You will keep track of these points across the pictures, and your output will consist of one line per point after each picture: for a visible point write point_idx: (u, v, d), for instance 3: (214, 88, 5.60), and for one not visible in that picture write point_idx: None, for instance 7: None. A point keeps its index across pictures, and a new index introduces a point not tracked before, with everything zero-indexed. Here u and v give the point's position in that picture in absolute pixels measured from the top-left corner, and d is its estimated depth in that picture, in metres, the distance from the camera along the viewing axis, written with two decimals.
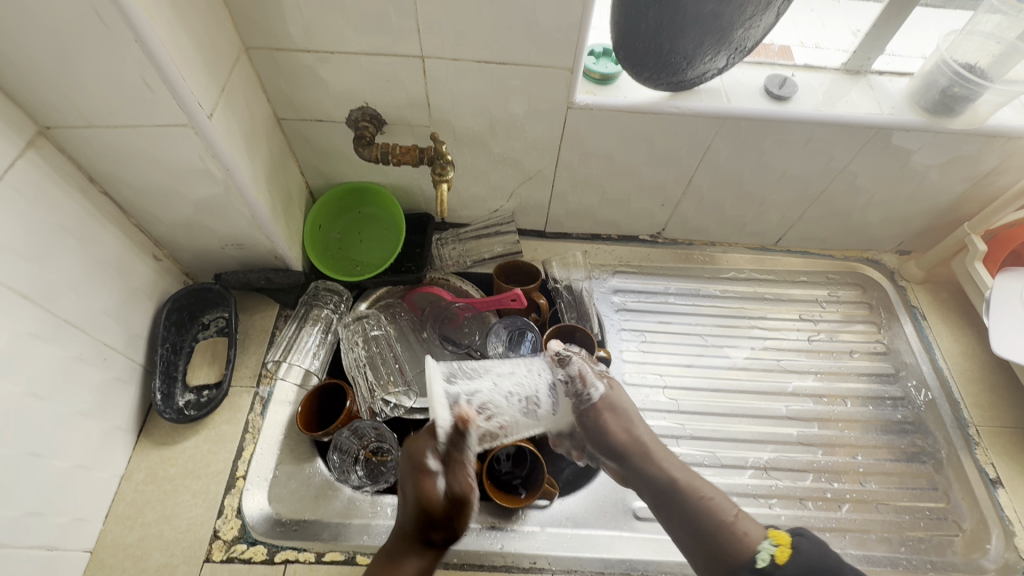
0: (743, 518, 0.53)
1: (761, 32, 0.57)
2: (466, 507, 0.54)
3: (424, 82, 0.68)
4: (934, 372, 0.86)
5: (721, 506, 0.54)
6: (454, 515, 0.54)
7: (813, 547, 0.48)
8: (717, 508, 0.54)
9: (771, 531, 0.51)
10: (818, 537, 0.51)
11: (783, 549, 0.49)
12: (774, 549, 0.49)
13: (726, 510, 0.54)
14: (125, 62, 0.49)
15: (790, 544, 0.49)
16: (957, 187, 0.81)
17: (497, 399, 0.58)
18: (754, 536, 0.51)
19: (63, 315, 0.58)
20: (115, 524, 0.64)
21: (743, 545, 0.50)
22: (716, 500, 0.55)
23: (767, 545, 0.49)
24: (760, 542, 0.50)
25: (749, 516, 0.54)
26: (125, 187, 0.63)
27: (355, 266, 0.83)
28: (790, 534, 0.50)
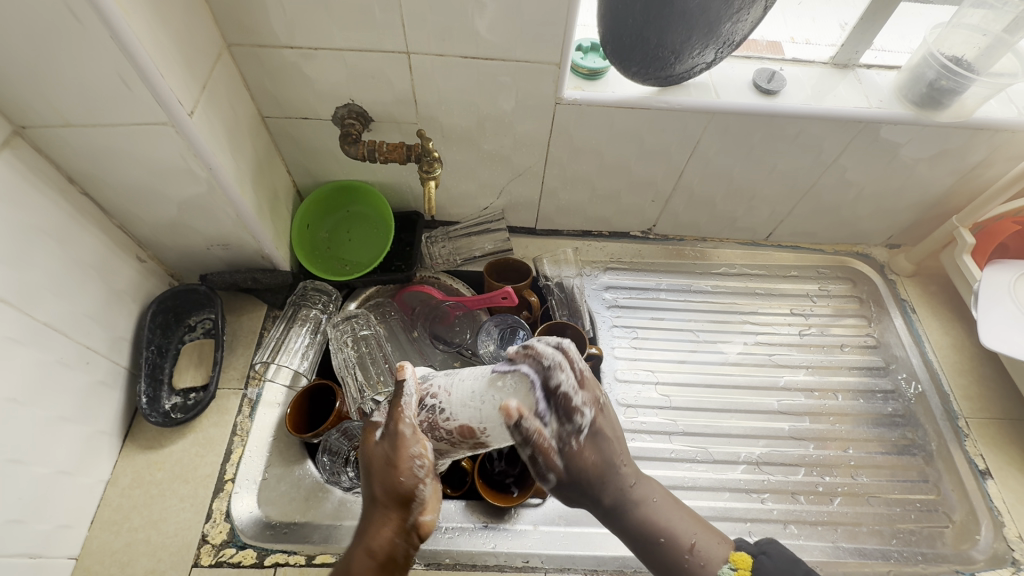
0: (700, 545, 0.53)
1: (749, 26, 0.56)
2: (408, 444, 0.50)
3: (410, 79, 0.67)
4: (923, 364, 0.86)
5: (680, 536, 0.54)
6: (397, 454, 0.49)
7: (774, 569, 0.50)
8: (677, 542, 0.53)
9: (734, 553, 0.53)
10: (785, 550, 0.52)
11: (743, 572, 0.51)
12: (734, 572, 0.52)
13: (685, 539, 0.54)
14: (99, 59, 0.47)
15: (750, 566, 0.52)
16: (945, 180, 0.81)
17: (450, 381, 0.51)
18: (713, 565, 0.52)
19: (43, 319, 0.57)
20: (102, 530, 0.63)
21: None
22: (676, 529, 0.54)
23: (727, 570, 0.52)
24: (721, 565, 0.52)
25: (704, 537, 0.54)
26: (105, 187, 0.62)
27: (344, 265, 0.82)
28: (753, 555, 0.52)
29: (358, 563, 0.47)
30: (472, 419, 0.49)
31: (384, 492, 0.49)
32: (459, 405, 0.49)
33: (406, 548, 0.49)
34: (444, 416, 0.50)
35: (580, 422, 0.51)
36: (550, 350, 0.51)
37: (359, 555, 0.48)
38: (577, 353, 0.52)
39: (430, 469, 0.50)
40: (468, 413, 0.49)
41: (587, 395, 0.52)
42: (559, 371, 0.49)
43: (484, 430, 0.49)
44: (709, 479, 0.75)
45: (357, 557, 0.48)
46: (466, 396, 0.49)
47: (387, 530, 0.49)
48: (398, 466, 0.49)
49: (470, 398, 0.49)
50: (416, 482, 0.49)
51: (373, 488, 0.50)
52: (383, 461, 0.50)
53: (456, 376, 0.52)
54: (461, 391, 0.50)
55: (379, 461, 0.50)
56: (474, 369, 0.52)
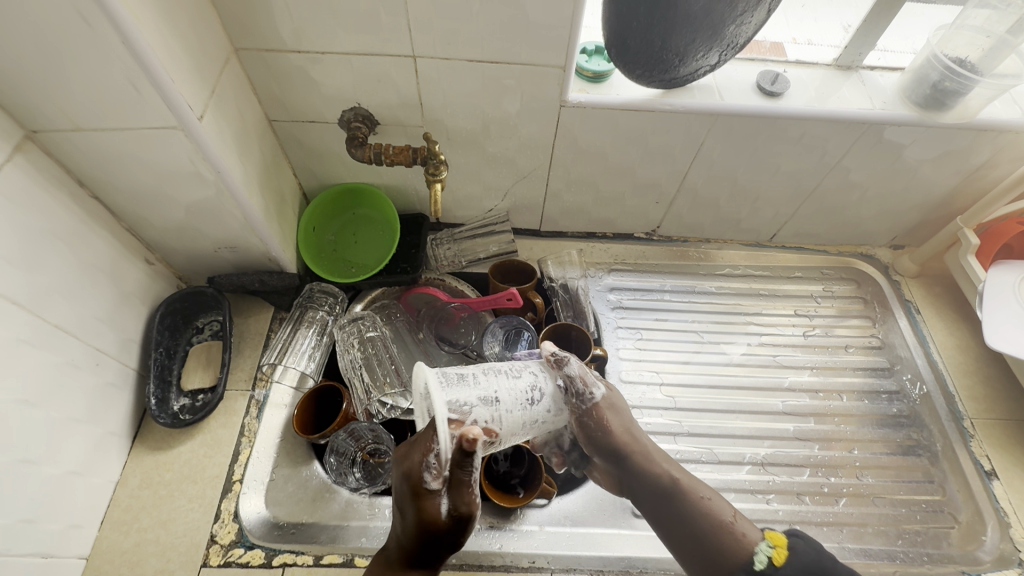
0: (742, 521, 0.54)
1: (752, 29, 0.57)
2: (477, 514, 0.51)
3: (416, 82, 0.67)
4: (928, 365, 0.86)
5: (720, 509, 0.55)
6: (467, 527, 0.50)
7: (809, 549, 0.51)
8: (716, 512, 0.55)
9: (768, 533, 0.53)
10: (814, 537, 0.53)
11: (780, 551, 0.51)
12: (772, 550, 0.51)
13: (724, 513, 0.55)
14: (110, 64, 0.48)
15: (785, 545, 0.51)
16: (949, 181, 0.81)
17: (501, 410, 0.52)
18: (751, 536, 0.53)
19: (54, 321, 0.57)
20: (111, 531, 0.64)
21: (741, 544, 0.52)
22: (716, 499, 0.56)
23: (765, 547, 0.51)
24: (758, 543, 0.52)
25: (745, 516, 0.55)
26: (115, 191, 0.62)
27: (350, 267, 0.83)
28: (787, 536, 0.52)
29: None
30: (523, 425, 0.54)
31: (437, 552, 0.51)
32: (512, 420, 0.53)
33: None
34: (499, 436, 0.53)
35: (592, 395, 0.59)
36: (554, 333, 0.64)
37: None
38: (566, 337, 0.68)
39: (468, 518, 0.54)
40: (520, 422, 0.54)
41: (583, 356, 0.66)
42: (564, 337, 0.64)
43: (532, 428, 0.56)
44: (714, 479, 0.75)
45: None
46: (520, 411, 0.53)
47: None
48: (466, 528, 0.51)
49: (523, 408, 0.53)
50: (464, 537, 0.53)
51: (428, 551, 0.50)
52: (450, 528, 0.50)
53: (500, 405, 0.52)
54: (516, 409, 0.53)
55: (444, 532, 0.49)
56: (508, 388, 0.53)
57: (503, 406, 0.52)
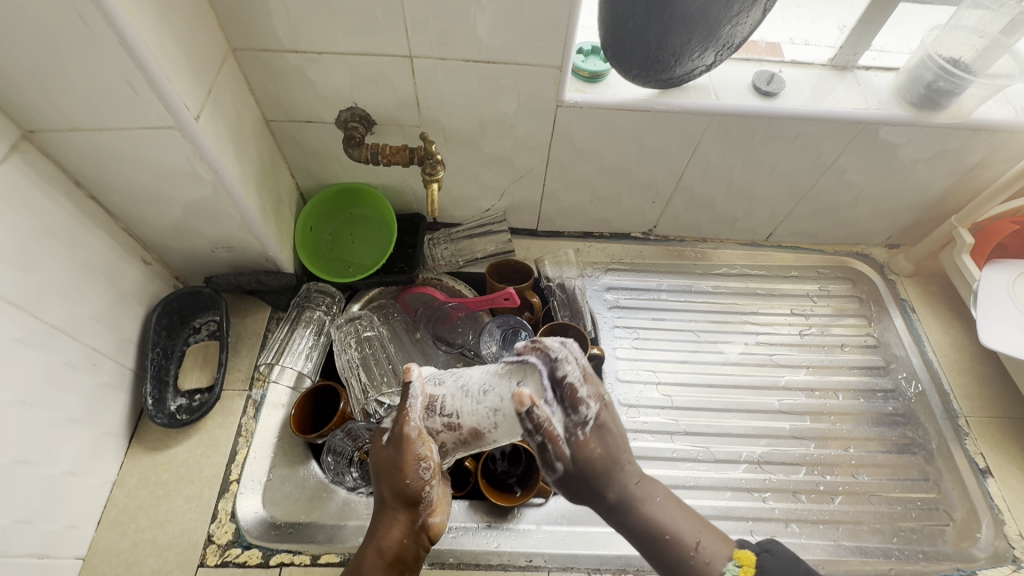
0: (705, 543, 0.52)
1: (748, 29, 0.57)
2: (413, 447, 0.51)
3: (413, 82, 0.67)
4: (924, 364, 0.87)
5: (685, 537, 0.53)
6: (402, 457, 0.51)
7: (778, 568, 0.49)
8: (680, 541, 0.52)
9: (737, 551, 0.52)
10: (787, 548, 0.51)
11: (747, 570, 0.50)
12: (739, 570, 0.51)
13: (689, 541, 0.52)
14: (108, 64, 0.48)
15: (755, 565, 0.50)
16: (944, 181, 0.82)
17: (457, 390, 0.51)
18: (718, 563, 0.51)
19: (50, 321, 0.57)
20: (109, 531, 0.64)
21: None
22: (679, 530, 0.53)
23: (731, 568, 0.51)
24: (725, 565, 0.51)
25: (709, 532, 0.53)
26: (112, 191, 0.62)
27: (347, 267, 0.83)
28: (757, 553, 0.51)
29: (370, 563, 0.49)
30: (482, 422, 0.50)
31: (392, 494, 0.52)
32: (468, 410, 0.51)
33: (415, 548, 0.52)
34: (457, 424, 0.51)
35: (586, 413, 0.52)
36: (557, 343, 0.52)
37: (368, 554, 0.50)
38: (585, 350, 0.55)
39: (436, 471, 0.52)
40: (481, 419, 0.50)
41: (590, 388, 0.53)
42: (565, 361, 0.51)
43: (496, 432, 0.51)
44: (710, 478, 0.76)
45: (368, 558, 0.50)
46: (473, 401, 0.50)
47: (395, 532, 0.51)
48: (404, 469, 0.51)
49: (479, 400, 0.50)
50: (424, 483, 0.52)
51: (383, 491, 0.52)
52: (388, 463, 0.52)
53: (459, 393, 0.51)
54: (468, 397, 0.51)
55: (386, 464, 0.52)
56: (475, 381, 0.51)
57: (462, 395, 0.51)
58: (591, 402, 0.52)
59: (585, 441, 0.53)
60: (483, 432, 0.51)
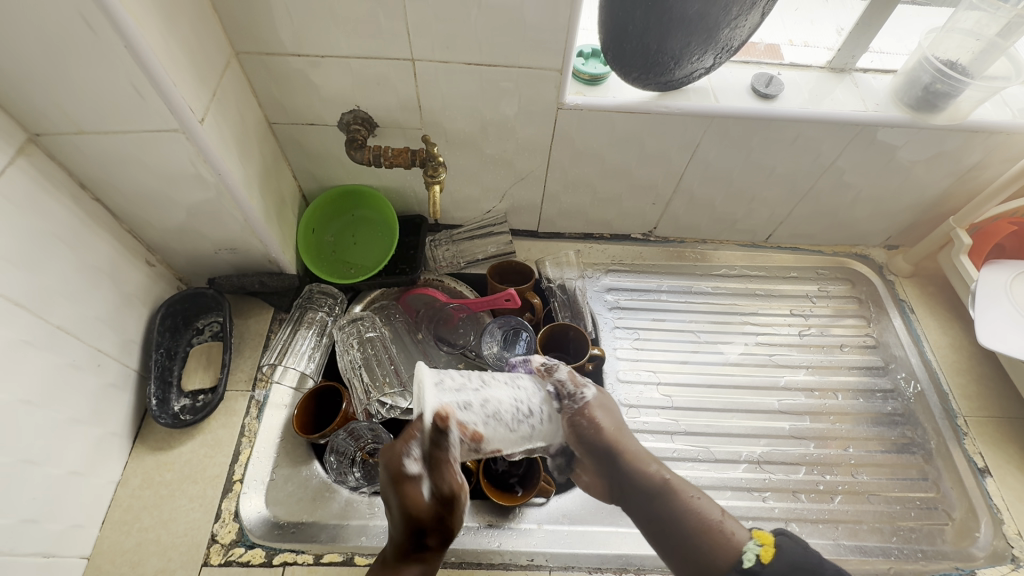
0: (730, 519, 0.54)
1: (747, 32, 0.58)
2: (464, 501, 0.50)
3: (414, 85, 0.68)
4: (923, 364, 0.87)
5: (708, 509, 0.55)
6: (454, 512, 0.50)
7: (795, 547, 0.51)
8: (704, 508, 0.55)
9: (755, 531, 0.53)
10: (800, 532, 0.53)
11: (767, 549, 0.51)
12: (759, 548, 0.51)
13: (712, 513, 0.55)
14: (114, 68, 0.49)
15: (773, 544, 0.51)
16: (942, 182, 0.82)
17: (488, 422, 0.52)
18: (740, 536, 0.52)
19: (55, 322, 0.58)
20: (113, 530, 0.64)
21: (730, 543, 0.52)
22: (704, 501, 0.56)
23: (753, 546, 0.51)
24: (746, 542, 0.52)
25: (734, 517, 0.55)
26: (117, 193, 0.63)
27: (349, 269, 0.84)
28: (774, 533, 0.52)
29: None
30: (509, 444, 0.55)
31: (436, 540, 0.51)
32: (500, 438, 0.53)
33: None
34: (484, 449, 0.53)
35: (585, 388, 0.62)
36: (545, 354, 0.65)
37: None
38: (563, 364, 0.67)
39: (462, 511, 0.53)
40: (511, 438, 0.54)
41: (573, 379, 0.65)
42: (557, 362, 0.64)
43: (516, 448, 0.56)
44: (711, 478, 0.76)
45: None
46: (507, 430, 0.53)
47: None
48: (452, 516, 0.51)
49: (511, 426, 0.54)
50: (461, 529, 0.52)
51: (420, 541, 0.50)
52: (433, 516, 0.49)
53: (492, 422, 0.53)
54: (502, 426, 0.53)
55: (432, 519, 0.49)
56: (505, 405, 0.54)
57: (498, 425, 0.53)
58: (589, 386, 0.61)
59: (603, 403, 0.62)
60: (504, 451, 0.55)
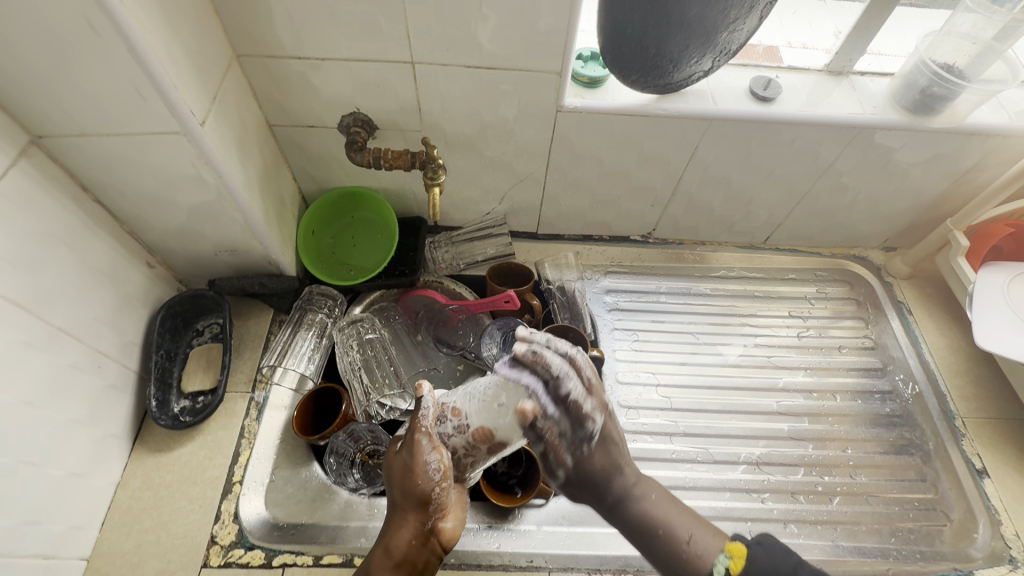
0: (697, 537, 0.54)
1: (745, 35, 0.58)
2: (423, 452, 0.52)
3: (414, 88, 0.68)
4: (920, 365, 0.87)
5: (679, 532, 0.54)
6: (409, 460, 0.52)
7: (768, 558, 0.50)
8: (672, 536, 0.54)
9: (729, 544, 0.53)
10: (779, 543, 0.52)
11: (738, 561, 0.51)
12: (729, 561, 0.51)
13: (683, 535, 0.54)
14: (117, 71, 0.49)
15: (744, 556, 0.51)
16: (939, 184, 0.83)
17: (462, 395, 0.53)
18: (710, 556, 0.52)
19: (56, 324, 0.58)
20: (112, 532, 0.64)
21: (700, 566, 0.52)
22: (670, 525, 0.55)
23: (722, 560, 0.52)
24: (716, 555, 0.52)
25: (702, 529, 0.54)
26: (117, 195, 0.63)
27: (349, 270, 0.84)
28: (747, 545, 0.52)
29: (377, 562, 0.51)
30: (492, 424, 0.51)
31: (403, 496, 0.53)
32: (475, 413, 0.52)
33: (425, 552, 0.53)
34: (466, 426, 0.52)
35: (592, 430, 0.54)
36: (557, 359, 0.53)
37: (379, 552, 0.52)
38: (585, 362, 0.55)
39: (446, 474, 0.52)
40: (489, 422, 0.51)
41: (596, 401, 0.54)
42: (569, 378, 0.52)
43: (508, 434, 0.51)
44: (709, 479, 0.76)
45: (376, 558, 0.52)
46: (480, 402, 0.52)
47: (406, 533, 0.52)
48: (413, 471, 0.52)
49: (485, 404, 0.51)
50: (433, 486, 0.52)
51: (394, 492, 0.53)
52: (399, 467, 0.53)
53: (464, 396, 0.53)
54: (474, 400, 0.52)
55: (396, 469, 0.53)
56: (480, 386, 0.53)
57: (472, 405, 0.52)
58: (597, 417, 0.54)
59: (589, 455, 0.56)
60: (492, 435, 0.51)
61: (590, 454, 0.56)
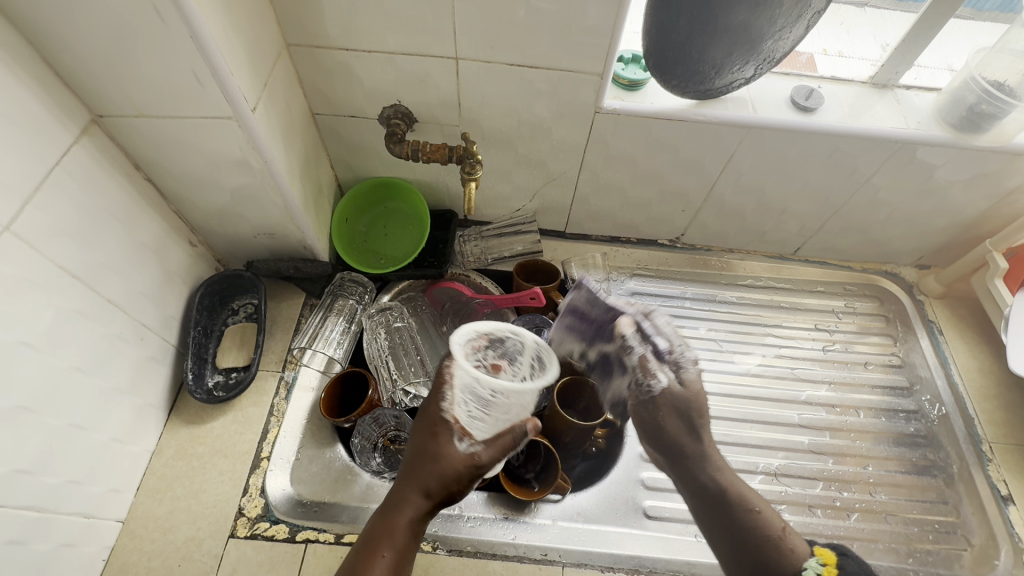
0: (790, 533, 0.57)
1: (790, 44, 0.58)
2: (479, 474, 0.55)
3: (456, 83, 0.70)
4: (948, 387, 0.86)
5: (772, 520, 0.58)
6: (470, 477, 0.55)
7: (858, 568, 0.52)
8: (767, 520, 0.58)
9: (818, 549, 0.54)
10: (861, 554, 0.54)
11: (830, 569, 0.52)
12: (821, 567, 0.52)
13: (775, 524, 0.57)
14: (177, 56, 0.51)
15: (836, 564, 0.52)
16: (980, 204, 0.81)
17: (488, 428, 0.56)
18: (799, 555, 0.55)
19: (106, 295, 0.61)
20: (146, 497, 0.67)
21: (790, 560, 0.54)
22: (767, 511, 0.58)
23: (814, 564, 0.53)
24: (807, 560, 0.54)
25: (795, 532, 0.57)
26: (168, 175, 0.66)
27: (378, 260, 0.86)
28: (837, 554, 0.54)
29: (403, 540, 0.53)
30: None
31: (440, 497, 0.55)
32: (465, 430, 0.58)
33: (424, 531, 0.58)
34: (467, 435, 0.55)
35: (653, 386, 0.64)
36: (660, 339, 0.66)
37: (402, 530, 0.54)
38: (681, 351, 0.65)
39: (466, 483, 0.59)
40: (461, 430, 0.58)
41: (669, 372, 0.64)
42: (660, 338, 0.66)
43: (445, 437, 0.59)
44: None
45: (403, 537, 0.54)
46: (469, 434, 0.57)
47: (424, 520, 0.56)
48: (463, 482, 0.55)
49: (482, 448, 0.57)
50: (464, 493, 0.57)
51: (433, 489, 0.54)
52: (456, 473, 0.54)
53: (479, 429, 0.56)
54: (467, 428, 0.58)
55: (454, 474, 0.54)
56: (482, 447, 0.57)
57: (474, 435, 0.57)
58: (659, 377, 0.64)
59: (672, 389, 0.64)
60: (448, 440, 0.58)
61: (659, 399, 0.64)
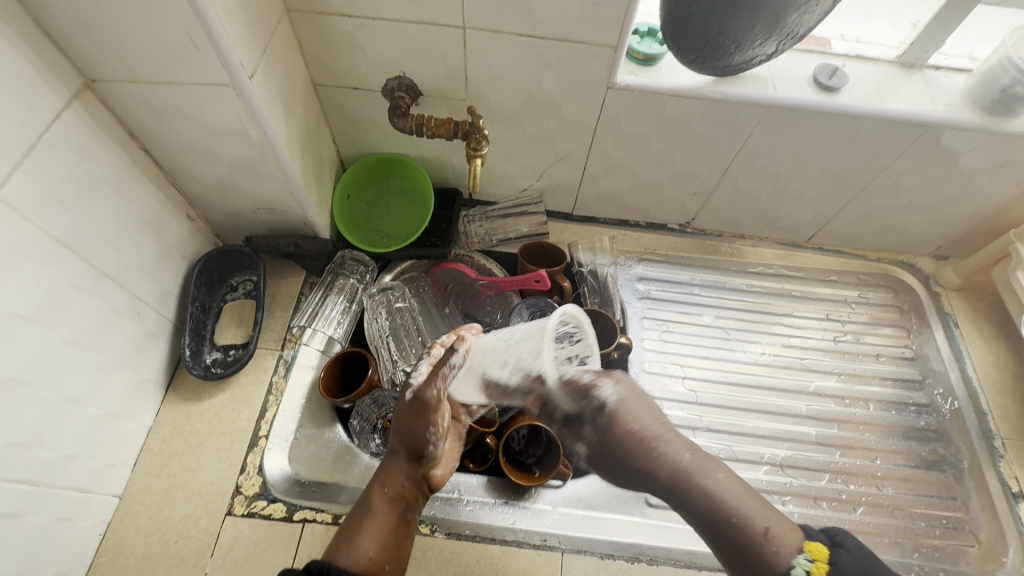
0: (774, 528, 0.48)
1: (816, 18, 0.54)
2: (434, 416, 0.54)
3: (463, 55, 0.67)
4: (962, 381, 0.84)
5: (751, 518, 0.49)
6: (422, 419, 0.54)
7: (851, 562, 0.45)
8: (748, 523, 0.49)
9: (807, 543, 0.47)
10: (859, 544, 0.48)
11: (820, 565, 0.45)
12: (810, 564, 0.46)
13: (756, 523, 0.49)
14: (169, 17, 0.48)
15: (827, 560, 0.46)
16: (1005, 193, 0.78)
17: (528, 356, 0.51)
18: (786, 553, 0.47)
19: (101, 267, 0.59)
20: (144, 473, 0.66)
21: (773, 561, 0.47)
22: (746, 512, 0.49)
23: (802, 561, 0.46)
24: (795, 556, 0.46)
25: (781, 521, 0.49)
26: (164, 145, 0.63)
27: (381, 237, 0.84)
28: (828, 547, 0.47)
29: (375, 500, 0.55)
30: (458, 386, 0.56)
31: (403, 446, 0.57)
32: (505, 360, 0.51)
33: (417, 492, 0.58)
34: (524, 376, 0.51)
35: None
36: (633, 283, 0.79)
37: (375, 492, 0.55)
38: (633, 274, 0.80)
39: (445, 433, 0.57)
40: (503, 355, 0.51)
41: None
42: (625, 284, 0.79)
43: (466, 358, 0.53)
44: None
45: (376, 496, 0.55)
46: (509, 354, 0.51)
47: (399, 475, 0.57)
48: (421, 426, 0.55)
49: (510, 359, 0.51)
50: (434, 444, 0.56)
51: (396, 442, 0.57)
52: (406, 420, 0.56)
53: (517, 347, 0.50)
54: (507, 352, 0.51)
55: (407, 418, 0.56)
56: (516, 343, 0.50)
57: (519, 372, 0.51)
58: None
59: None
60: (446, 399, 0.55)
61: None
